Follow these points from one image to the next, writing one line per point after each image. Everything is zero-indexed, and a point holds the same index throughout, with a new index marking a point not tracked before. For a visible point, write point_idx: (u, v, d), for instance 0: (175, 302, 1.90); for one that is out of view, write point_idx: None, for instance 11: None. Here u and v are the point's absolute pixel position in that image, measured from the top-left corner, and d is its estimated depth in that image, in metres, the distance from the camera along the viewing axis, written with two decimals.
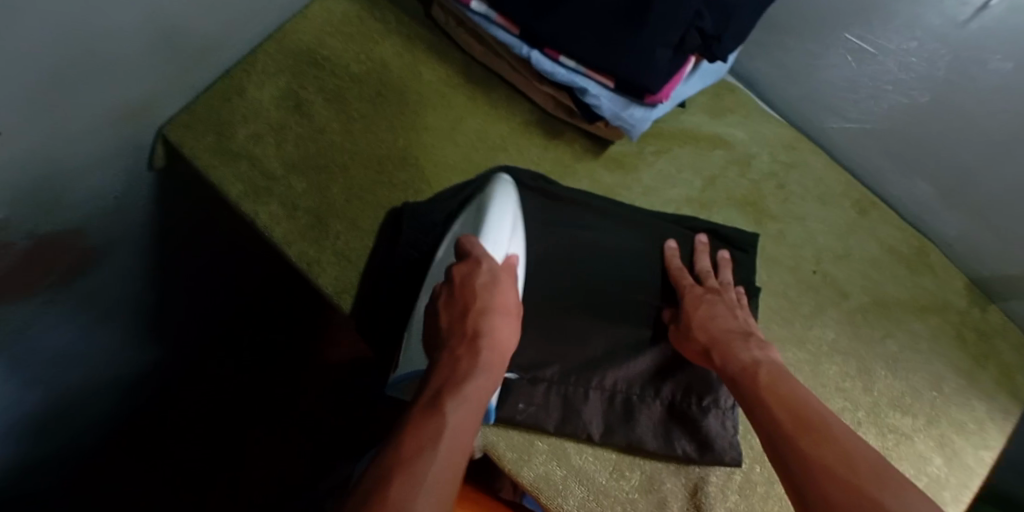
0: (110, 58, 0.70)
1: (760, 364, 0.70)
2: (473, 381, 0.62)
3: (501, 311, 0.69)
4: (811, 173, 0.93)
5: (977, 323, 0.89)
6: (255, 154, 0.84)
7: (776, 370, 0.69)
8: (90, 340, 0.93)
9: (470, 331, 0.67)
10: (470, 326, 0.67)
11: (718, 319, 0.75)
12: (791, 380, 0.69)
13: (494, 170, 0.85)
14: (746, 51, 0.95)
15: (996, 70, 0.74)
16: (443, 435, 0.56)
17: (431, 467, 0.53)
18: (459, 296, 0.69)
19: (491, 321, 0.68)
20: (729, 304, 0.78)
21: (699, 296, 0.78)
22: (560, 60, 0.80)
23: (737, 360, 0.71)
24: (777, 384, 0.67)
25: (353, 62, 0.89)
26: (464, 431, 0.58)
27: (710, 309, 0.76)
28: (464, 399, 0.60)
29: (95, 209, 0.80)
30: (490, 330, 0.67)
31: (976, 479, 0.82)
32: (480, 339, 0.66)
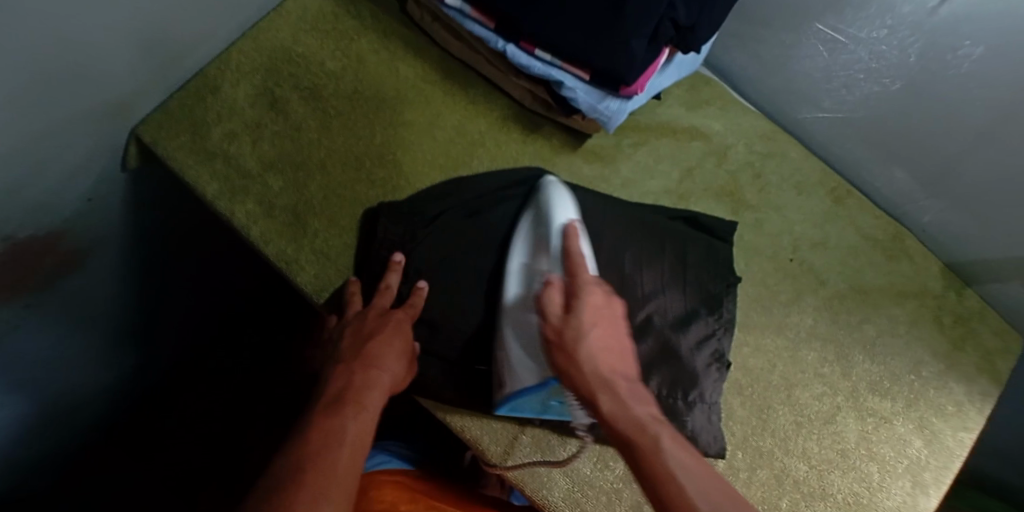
0: (81, 60, 0.69)
1: (592, 388, 0.65)
2: (371, 390, 0.68)
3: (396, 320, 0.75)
4: (788, 163, 0.94)
5: (954, 307, 0.90)
6: (231, 152, 0.83)
7: (610, 379, 0.65)
8: (71, 342, 0.92)
9: (365, 352, 0.71)
10: (369, 348, 0.71)
11: (590, 336, 0.66)
12: (621, 388, 0.65)
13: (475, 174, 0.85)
14: (721, 43, 0.96)
15: (966, 56, 0.75)
16: (342, 437, 0.61)
17: (331, 467, 0.58)
18: (368, 324, 0.74)
19: (395, 338, 0.73)
20: (590, 319, 0.67)
21: (585, 309, 0.68)
22: (534, 54, 0.81)
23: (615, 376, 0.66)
24: (635, 403, 0.64)
25: (328, 59, 0.88)
26: (360, 434, 0.63)
27: (603, 330, 0.67)
28: (367, 403, 0.66)
29: (71, 212, 0.79)
30: (395, 343, 0.73)
31: (955, 459, 0.83)
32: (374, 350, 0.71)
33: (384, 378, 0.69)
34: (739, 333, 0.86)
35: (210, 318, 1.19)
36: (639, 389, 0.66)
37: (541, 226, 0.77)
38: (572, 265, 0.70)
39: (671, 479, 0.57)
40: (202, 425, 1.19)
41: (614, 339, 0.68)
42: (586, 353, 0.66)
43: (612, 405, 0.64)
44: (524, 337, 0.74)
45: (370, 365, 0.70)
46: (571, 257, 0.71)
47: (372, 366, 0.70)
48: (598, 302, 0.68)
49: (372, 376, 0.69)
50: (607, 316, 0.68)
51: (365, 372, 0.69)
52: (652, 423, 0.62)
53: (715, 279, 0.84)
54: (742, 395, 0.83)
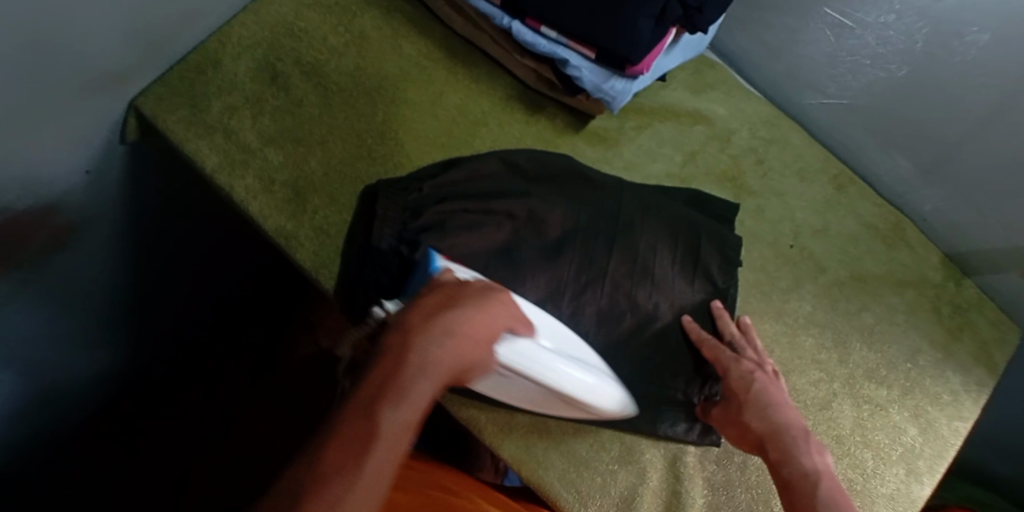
0: (85, 27, 0.68)
1: (777, 457, 0.72)
2: (437, 326, 0.53)
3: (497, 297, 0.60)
4: (790, 149, 0.94)
5: (951, 297, 0.91)
6: (231, 126, 0.82)
7: (784, 438, 0.73)
8: (65, 321, 0.91)
9: (460, 296, 0.57)
10: (439, 296, 0.56)
11: (758, 421, 0.74)
12: (798, 451, 0.72)
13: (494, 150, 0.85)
14: (727, 27, 0.95)
15: (974, 42, 0.75)
16: (374, 448, 0.44)
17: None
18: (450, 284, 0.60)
19: (472, 299, 0.57)
20: (741, 388, 0.76)
21: (736, 383, 0.76)
22: (541, 31, 0.80)
23: (798, 464, 0.71)
24: (807, 454, 0.71)
25: (331, 34, 0.87)
26: (404, 431, 0.46)
27: (760, 391, 0.75)
28: (395, 381, 0.48)
29: (69, 184, 0.78)
30: (464, 302, 0.56)
31: (949, 448, 0.84)
32: (445, 317, 0.53)
33: (443, 352, 0.51)
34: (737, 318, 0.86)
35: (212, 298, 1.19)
36: (811, 439, 0.74)
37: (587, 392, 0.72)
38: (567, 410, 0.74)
39: None
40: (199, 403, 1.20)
41: (775, 400, 0.75)
42: (775, 425, 0.74)
43: (786, 464, 0.71)
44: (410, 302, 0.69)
45: (436, 325, 0.52)
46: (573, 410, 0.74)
47: (445, 322, 0.52)
48: (749, 369, 0.77)
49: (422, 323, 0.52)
50: (759, 384, 0.76)
51: (430, 322, 0.52)
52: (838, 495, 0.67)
53: (720, 268, 0.84)
54: None
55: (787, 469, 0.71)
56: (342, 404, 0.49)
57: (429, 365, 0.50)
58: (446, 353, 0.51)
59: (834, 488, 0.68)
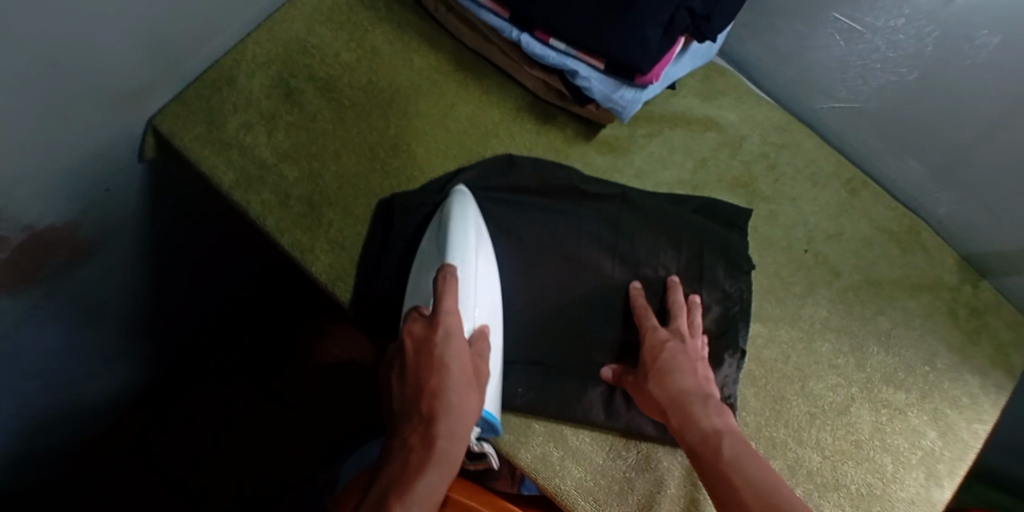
0: (101, 51, 0.70)
1: (677, 422, 0.71)
2: (434, 437, 0.64)
3: (462, 375, 0.67)
4: (802, 154, 0.94)
5: (969, 299, 0.90)
6: (246, 143, 0.83)
7: (688, 404, 0.72)
8: (83, 335, 0.93)
9: (427, 402, 0.66)
10: (427, 405, 0.66)
11: (660, 388, 0.73)
12: (699, 417, 0.70)
13: (504, 158, 0.85)
14: (737, 33, 0.96)
15: (984, 45, 0.75)
16: None
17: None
18: (415, 363, 0.68)
19: (457, 386, 0.66)
20: (653, 357, 0.75)
21: (647, 351, 0.76)
22: (549, 42, 0.80)
23: (697, 429, 0.69)
24: (706, 417, 0.70)
25: (343, 50, 0.88)
26: (431, 493, 0.62)
27: (665, 358, 0.74)
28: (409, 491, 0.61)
29: (88, 202, 0.80)
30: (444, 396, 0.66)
31: (969, 452, 0.83)
32: (434, 422, 0.65)
33: (449, 450, 0.64)
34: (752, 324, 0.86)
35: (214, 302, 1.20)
36: (717, 405, 0.72)
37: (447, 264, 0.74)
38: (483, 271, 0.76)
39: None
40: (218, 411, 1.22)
41: (683, 366, 0.74)
42: (684, 388, 0.72)
43: (687, 430, 0.70)
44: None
45: (433, 432, 0.64)
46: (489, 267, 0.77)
47: (439, 424, 0.65)
48: (659, 339, 0.76)
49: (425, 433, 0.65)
50: (659, 354, 0.75)
51: (432, 436, 0.64)
52: (737, 459, 0.66)
53: (731, 274, 0.84)
54: (755, 385, 0.83)
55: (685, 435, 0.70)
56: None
57: (441, 458, 0.63)
58: (456, 439, 0.65)
59: (731, 448, 0.67)
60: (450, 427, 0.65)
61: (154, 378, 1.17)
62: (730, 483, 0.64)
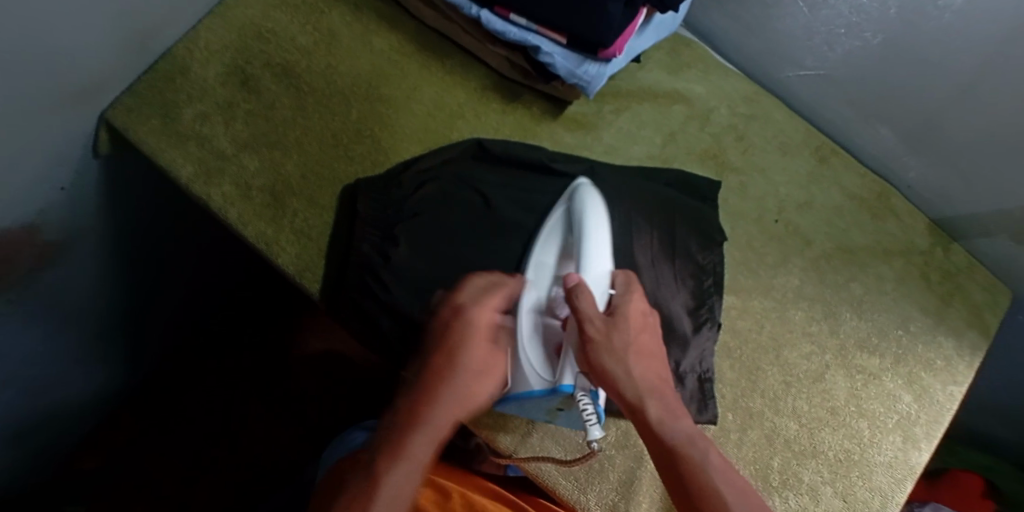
0: (48, 45, 0.67)
1: (640, 394, 0.67)
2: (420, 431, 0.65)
3: (479, 348, 0.68)
4: (770, 124, 0.93)
5: (940, 262, 0.91)
6: (204, 134, 0.81)
7: (654, 387, 0.68)
8: (51, 341, 0.91)
9: (438, 365, 0.67)
10: (438, 365, 0.68)
11: (622, 368, 0.66)
12: (665, 396, 0.68)
13: (474, 142, 0.84)
14: (700, 3, 0.95)
15: (948, 5, 0.74)
16: None
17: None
18: (438, 333, 0.69)
19: (463, 376, 0.67)
20: (635, 327, 0.68)
21: (603, 336, 0.65)
22: (511, 19, 0.79)
23: (675, 425, 0.66)
24: (675, 416, 0.67)
25: (300, 34, 0.86)
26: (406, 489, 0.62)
27: (622, 343, 0.66)
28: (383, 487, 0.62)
29: (45, 204, 0.77)
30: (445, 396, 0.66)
31: (945, 413, 0.84)
32: (443, 381, 0.67)
33: (449, 407, 0.66)
34: (726, 296, 0.85)
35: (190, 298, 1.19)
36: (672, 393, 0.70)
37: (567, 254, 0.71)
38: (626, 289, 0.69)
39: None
40: (197, 410, 1.20)
41: (653, 344, 0.70)
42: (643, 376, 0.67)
43: (658, 412, 0.66)
44: (544, 340, 0.69)
45: (437, 388, 0.66)
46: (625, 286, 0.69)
47: (444, 383, 0.67)
48: (641, 311, 0.69)
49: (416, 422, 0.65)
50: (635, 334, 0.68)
51: (433, 400, 0.66)
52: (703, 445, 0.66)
53: (702, 247, 0.84)
54: (731, 358, 0.83)
55: (642, 410, 0.67)
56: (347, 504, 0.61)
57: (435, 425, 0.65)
58: (458, 406, 0.67)
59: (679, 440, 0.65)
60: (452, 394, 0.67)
61: (128, 380, 1.15)
62: (698, 473, 0.64)
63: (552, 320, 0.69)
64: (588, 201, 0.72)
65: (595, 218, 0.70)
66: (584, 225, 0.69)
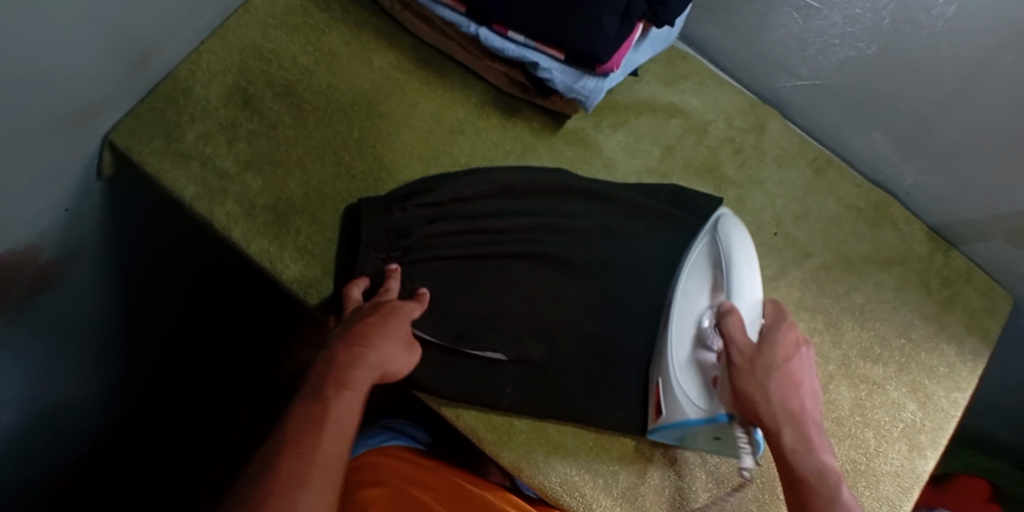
0: (53, 66, 0.68)
1: (778, 422, 0.66)
2: (356, 369, 0.64)
3: (386, 317, 0.71)
4: (767, 134, 0.94)
5: (940, 269, 0.91)
6: (207, 154, 0.82)
7: (799, 419, 0.67)
8: (55, 360, 0.92)
9: (361, 328, 0.68)
10: (362, 327, 0.68)
11: (773, 384, 0.67)
12: (808, 429, 0.67)
13: (480, 167, 0.85)
14: (695, 16, 0.95)
15: (940, 15, 0.75)
16: (306, 459, 0.55)
17: (304, 464, 0.54)
18: (361, 310, 0.71)
19: (388, 341, 0.69)
20: (784, 357, 0.69)
21: (750, 366, 0.68)
22: (509, 36, 0.79)
23: (808, 458, 0.65)
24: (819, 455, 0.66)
25: (301, 54, 0.87)
26: (345, 418, 0.60)
27: (765, 372, 0.67)
28: (325, 415, 0.59)
29: (47, 226, 0.78)
30: (372, 346, 0.67)
31: (950, 420, 0.84)
32: (366, 338, 0.67)
33: (372, 358, 0.66)
34: None
35: (188, 316, 1.19)
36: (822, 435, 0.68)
37: (716, 269, 0.75)
38: (781, 324, 0.71)
39: None
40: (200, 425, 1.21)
41: (809, 380, 0.70)
42: (788, 401, 0.67)
43: (793, 440, 0.66)
44: (699, 373, 0.73)
45: (361, 343, 0.67)
46: (781, 321, 0.72)
47: (371, 338, 0.67)
48: (793, 342, 0.70)
49: (352, 358, 0.65)
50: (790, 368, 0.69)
51: (356, 349, 0.66)
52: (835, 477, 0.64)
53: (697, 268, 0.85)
54: None
55: (777, 440, 0.66)
56: (274, 448, 0.56)
57: (369, 372, 0.65)
58: (383, 360, 0.67)
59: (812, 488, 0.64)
60: (375, 349, 0.67)
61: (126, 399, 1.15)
62: None
63: (707, 352, 0.73)
64: (732, 235, 0.75)
65: (740, 246, 0.74)
66: (730, 262, 0.74)
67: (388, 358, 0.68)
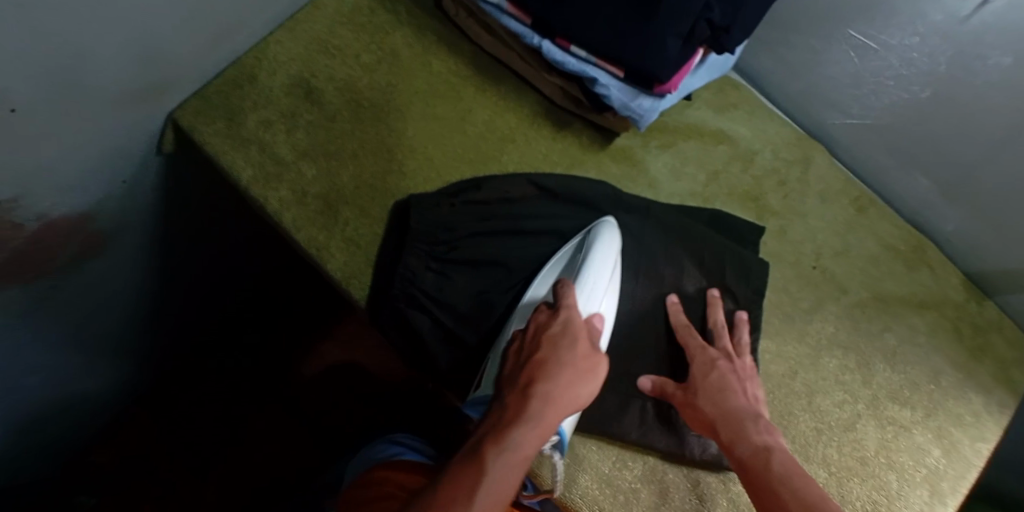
0: (131, 41, 0.71)
1: (721, 415, 0.72)
2: (548, 389, 0.62)
3: (577, 332, 0.68)
4: (812, 169, 0.95)
5: (974, 317, 0.91)
6: (266, 140, 0.84)
7: (736, 415, 0.72)
8: (91, 327, 0.94)
9: (551, 338, 0.67)
10: (551, 336, 0.67)
11: (726, 374, 0.76)
12: (745, 422, 0.72)
13: (531, 175, 0.85)
14: (751, 48, 0.97)
15: (996, 65, 0.76)
16: (488, 472, 0.57)
17: (483, 477, 0.56)
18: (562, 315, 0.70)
19: (575, 352, 0.66)
20: (726, 362, 0.77)
21: (697, 369, 0.76)
22: (570, 50, 0.82)
23: (748, 443, 0.69)
24: (756, 433, 0.70)
25: (364, 52, 0.89)
26: (536, 439, 0.60)
27: (713, 374, 0.75)
28: (510, 442, 0.59)
29: (104, 195, 0.81)
30: (548, 383, 0.63)
31: (972, 470, 0.84)
32: (561, 350, 0.66)
33: (565, 378, 0.64)
34: (762, 341, 0.86)
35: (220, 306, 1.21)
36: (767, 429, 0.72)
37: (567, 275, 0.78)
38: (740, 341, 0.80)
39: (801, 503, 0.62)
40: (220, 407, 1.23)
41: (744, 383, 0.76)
42: (728, 393, 0.74)
43: (739, 432, 0.71)
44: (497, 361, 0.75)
45: (555, 360, 0.65)
46: (716, 327, 0.80)
47: (560, 353, 0.66)
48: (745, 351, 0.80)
49: (542, 377, 0.63)
50: (744, 369, 0.78)
51: (551, 363, 0.65)
52: (770, 452, 0.68)
53: (735, 292, 0.85)
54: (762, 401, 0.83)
55: (745, 440, 0.70)
56: (472, 461, 0.58)
57: (566, 391, 0.63)
58: (579, 379, 0.64)
59: (785, 463, 0.67)
60: (571, 368, 0.65)
61: (151, 375, 1.17)
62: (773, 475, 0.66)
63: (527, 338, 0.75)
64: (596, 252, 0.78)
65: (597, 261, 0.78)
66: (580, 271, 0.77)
67: (583, 379, 0.65)
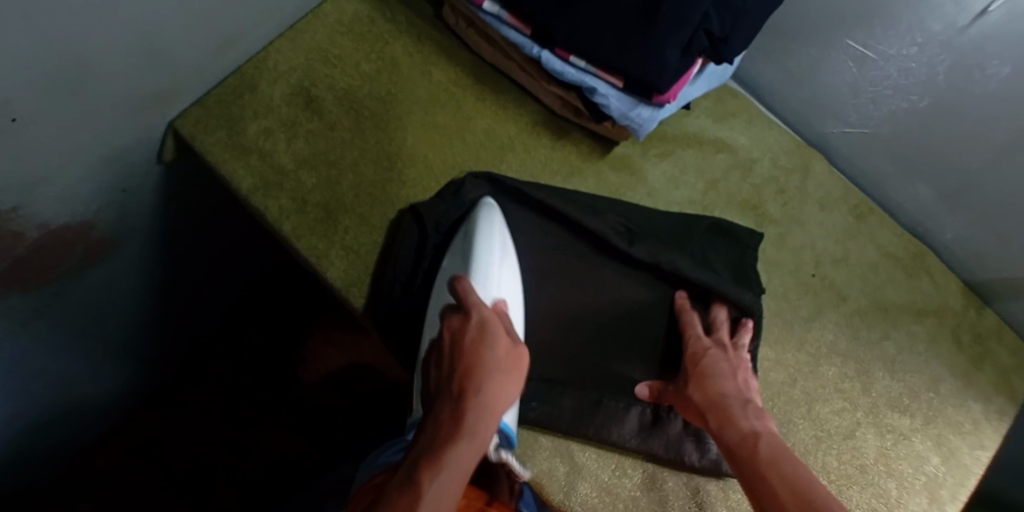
0: (133, 51, 0.71)
1: (710, 405, 0.72)
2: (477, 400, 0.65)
3: (493, 334, 0.70)
4: (811, 177, 0.95)
5: (973, 325, 0.91)
6: (266, 149, 0.84)
7: (727, 403, 0.72)
8: (91, 335, 0.94)
9: (468, 346, 0.69)
10: (471, 342, 0.69)
11: (722, 365, 0.75)
12: (736, 410, 0.71)
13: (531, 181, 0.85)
14: (750, 56, 0.98)
15: (995, 75, 0.76)
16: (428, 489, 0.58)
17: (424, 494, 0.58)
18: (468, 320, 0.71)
19: (494, 356, 0.68)
20: (723, 355, 0.76)
21: (691, 358, 0.76)
22: (570, 60, 0.82)
23: (736, 429, 0.69)
24: (744, 420, 0.70)
25: (364, 62, 0.90)
26: (472, 449, 0.62)
27: (706, 364, 0.75)
28: (450, 457, 0.60)
29: (104, 204, 0.81)
30: (479, 389, 0.66)
31: (972, 476, 0.84)
32: (481, 358, 0.68)
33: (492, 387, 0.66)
34: (761, 348, 0.86)
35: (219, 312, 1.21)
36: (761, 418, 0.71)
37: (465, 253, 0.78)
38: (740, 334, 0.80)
39: (788, 492, 0.62)
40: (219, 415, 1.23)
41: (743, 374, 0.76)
42: (722, 382, 0.74)
43: (726, 420, 0.70)
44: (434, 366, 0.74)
45: (479, 370, 0.67)
46: (717, 326, 0.80)
47: (484, 361, 0.68)
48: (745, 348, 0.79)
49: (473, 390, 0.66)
50: (739, 359, 0.77)
51: (479, 373, 0.67)
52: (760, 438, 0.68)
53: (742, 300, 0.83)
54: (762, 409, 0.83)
55: (734, 427, 0.70)
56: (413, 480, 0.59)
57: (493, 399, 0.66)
58: (502, 386, 0.67)
59: (773, 448, 0.67)
60: (494, 376, 0.67)
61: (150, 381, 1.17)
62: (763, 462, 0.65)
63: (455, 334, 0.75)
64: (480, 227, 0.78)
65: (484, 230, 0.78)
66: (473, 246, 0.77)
67: (507, 384, 0.68)
